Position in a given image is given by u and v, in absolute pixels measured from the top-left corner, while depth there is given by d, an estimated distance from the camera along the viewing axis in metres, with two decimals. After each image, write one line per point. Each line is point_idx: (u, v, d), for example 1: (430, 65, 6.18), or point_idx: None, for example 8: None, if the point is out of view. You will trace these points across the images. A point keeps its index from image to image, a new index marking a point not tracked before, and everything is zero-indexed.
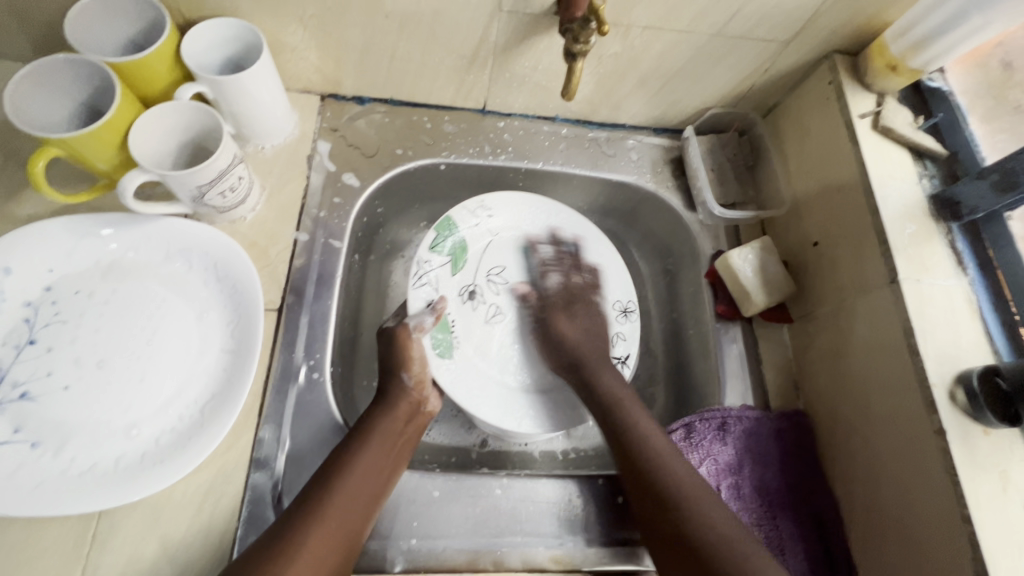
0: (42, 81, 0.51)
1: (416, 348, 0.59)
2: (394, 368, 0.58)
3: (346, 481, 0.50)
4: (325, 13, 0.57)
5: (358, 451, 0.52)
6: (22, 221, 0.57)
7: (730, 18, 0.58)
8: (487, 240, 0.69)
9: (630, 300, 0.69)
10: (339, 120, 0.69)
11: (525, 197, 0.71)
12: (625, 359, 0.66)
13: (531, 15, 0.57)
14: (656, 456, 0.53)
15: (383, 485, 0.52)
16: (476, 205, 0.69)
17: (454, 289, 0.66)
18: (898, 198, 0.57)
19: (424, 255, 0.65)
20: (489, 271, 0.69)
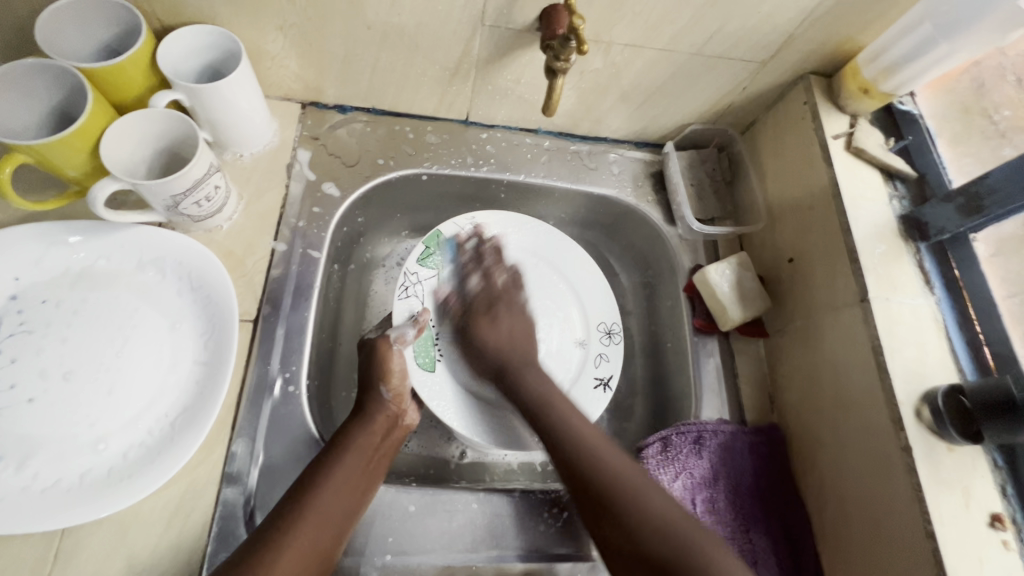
0: (11, 85, 0.50)
1: (396, 360, 0.58)
2: (372, 381, 0.57)
3: (320, 497, 0.49)
4: (306, 22, 0.56)
5: (333, 465, 0.51)
6: None
7: (708, 38, 0.59)
8: (477, 255, 0.69)
9: (615, 322, 0.69)
10: (320, 129, 0.69)
11: (512, 217, 0.71)
12: (607, 381, 0.65)
13: (513, 30, 0.58)
14: (627, 494, 0.48)
15: (358, 500, 0.51)
16: (466, 221, 0.69)
17: (440, 304, 0.66)
18: (869, 218, 0.58)
19: (413, 267, 0.66)
20: (478, 286, 0.69)
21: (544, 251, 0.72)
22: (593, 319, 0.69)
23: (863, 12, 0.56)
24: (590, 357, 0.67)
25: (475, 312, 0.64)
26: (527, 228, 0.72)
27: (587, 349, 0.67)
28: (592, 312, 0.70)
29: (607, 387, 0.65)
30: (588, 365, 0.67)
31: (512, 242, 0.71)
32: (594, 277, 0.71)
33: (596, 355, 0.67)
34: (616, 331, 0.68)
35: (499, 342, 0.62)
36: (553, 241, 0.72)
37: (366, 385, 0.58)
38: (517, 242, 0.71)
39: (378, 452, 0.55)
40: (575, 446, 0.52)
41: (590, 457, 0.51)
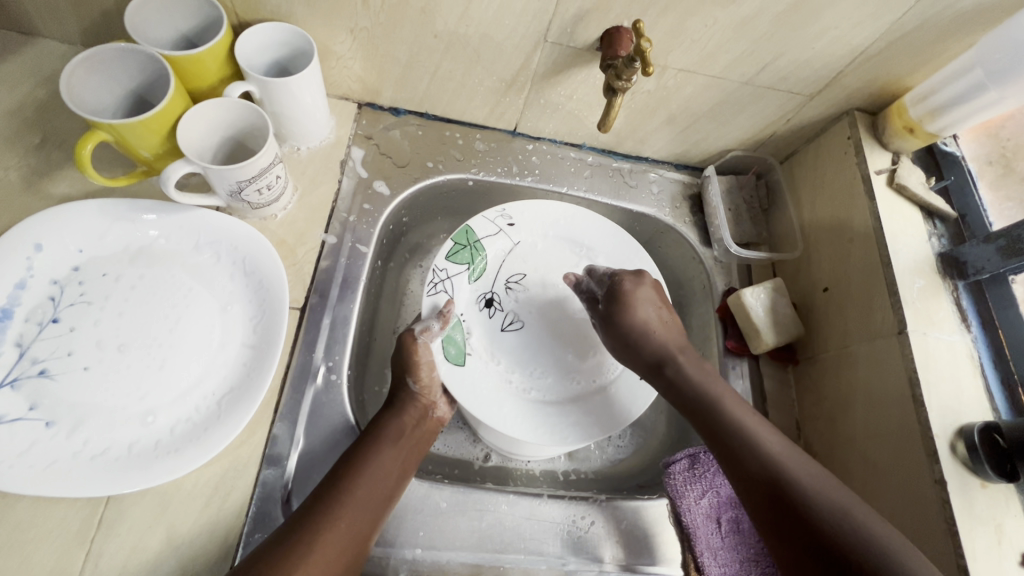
0: (99, 67, 0.52)
1: (422, 353, 0.59)
2: (402, 372, 0.59)
3: (360, 484, 0.50)
4: (376, 27, 0.59)
5: (373, 453, 0.52)
6: (56, 199, 0.58)
7: (761, 69, 0.61)
8: (508, 247, 0.69)
9: None
10: (374, 129, 0.71)
11: (550, 206, 0.70)
12: None
13: (574, 48, 0.60)
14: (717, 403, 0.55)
15: (395, 487, 0.53)
16: (496, 214, 0.69)
17: (469, 299, 0.66)
18: (909, 253, 0.59)
19: (441, 263, 0.65)
20: (510, 278, 0.68)
21: (582, 243, 0.70)
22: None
23: (914, 53, 0.58)
24: None
25: (624, 293, 0.60)
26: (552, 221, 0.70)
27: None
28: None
29: None
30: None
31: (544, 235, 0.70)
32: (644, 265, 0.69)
33: None
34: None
35: (652, 325, 0.59)
36: (594, 231, 0.70)
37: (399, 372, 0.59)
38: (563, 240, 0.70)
39: (412, 439, 0.56)
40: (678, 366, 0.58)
41: (693, 377, 0.57)
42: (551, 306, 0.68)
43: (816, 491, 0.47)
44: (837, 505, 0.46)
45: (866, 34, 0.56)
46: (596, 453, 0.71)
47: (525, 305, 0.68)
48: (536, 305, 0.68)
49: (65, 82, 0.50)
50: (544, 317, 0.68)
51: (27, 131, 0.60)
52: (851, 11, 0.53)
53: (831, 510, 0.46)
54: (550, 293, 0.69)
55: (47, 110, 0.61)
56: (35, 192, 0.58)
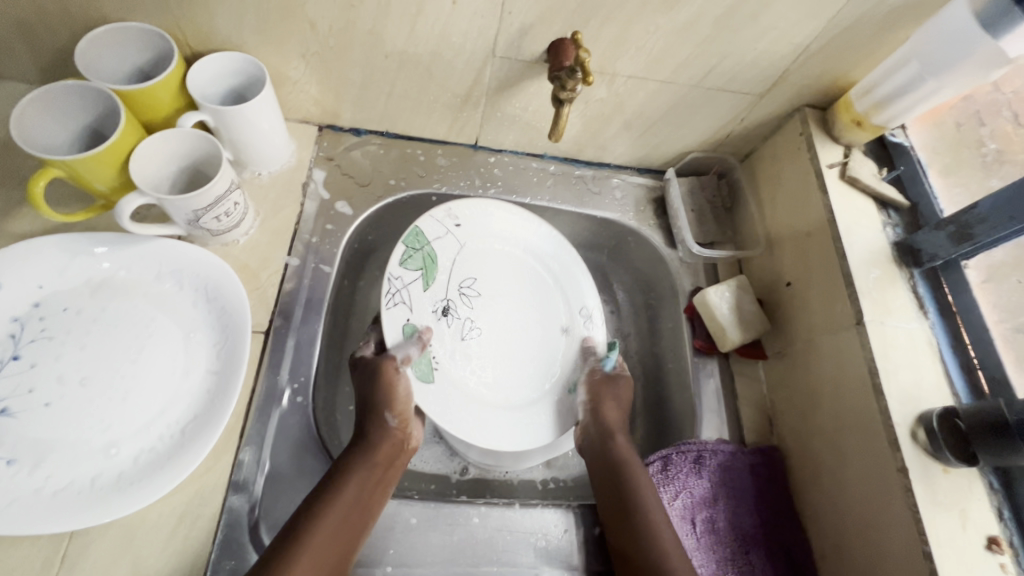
0: (51, 104, 0.53)
1: (400, 387, 0.57)
2: (377, 406, 0.56)
3: (323, 521, 0.49)
4: (328, 51, 0.60)
5: (337, 489, 0.51)
6: (16, 237, 0.58)
7: (708, 71, 0.62)
8: (457, 249, 0.68)
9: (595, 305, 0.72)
10: (335, 150, 0.72)
11: (493, 205, 0.70)
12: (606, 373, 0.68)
13: (523, 62, 0.61)
14: (639, 489, 0.56)
15: (359, 523, 0.51)
16: (443, 214, 0.67)
17: (426, 306, 0.65)
18: (863, 244, 0.60)
19: (395, 271, 0.63)
20: (461, 283, 0.68)
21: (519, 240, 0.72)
22: (573, 304, 0.72)
23: (854, 49, 0.59)
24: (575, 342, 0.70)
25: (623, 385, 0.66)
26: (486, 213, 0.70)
27: (571, 335, 0.71)
28: (576, 295, 0.72)
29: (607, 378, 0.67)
30: (573, 356, 0.69)
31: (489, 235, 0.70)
32: (574, 257, 0.73)
33: (585, 345, 0.70)
34: (595, 317, 0.71)
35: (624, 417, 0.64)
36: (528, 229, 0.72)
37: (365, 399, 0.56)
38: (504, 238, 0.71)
39: (381, 483, 0.54)
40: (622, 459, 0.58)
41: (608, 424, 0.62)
42: (503, 304, 0.70)
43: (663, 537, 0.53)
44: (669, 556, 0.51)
45: (805, 33, 0.57)
46: (574, 459, 0.71)
47: (482, 313, 0.68)
48: (491, 309, 0.69)
49: (16, 121, 0.51)
50: (497, 324, 0.69)
51: None
52: (787, 11, 0.55)
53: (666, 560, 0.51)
54: (501, 300, 0.70)
55: (7, 149, 0.62)
56: None
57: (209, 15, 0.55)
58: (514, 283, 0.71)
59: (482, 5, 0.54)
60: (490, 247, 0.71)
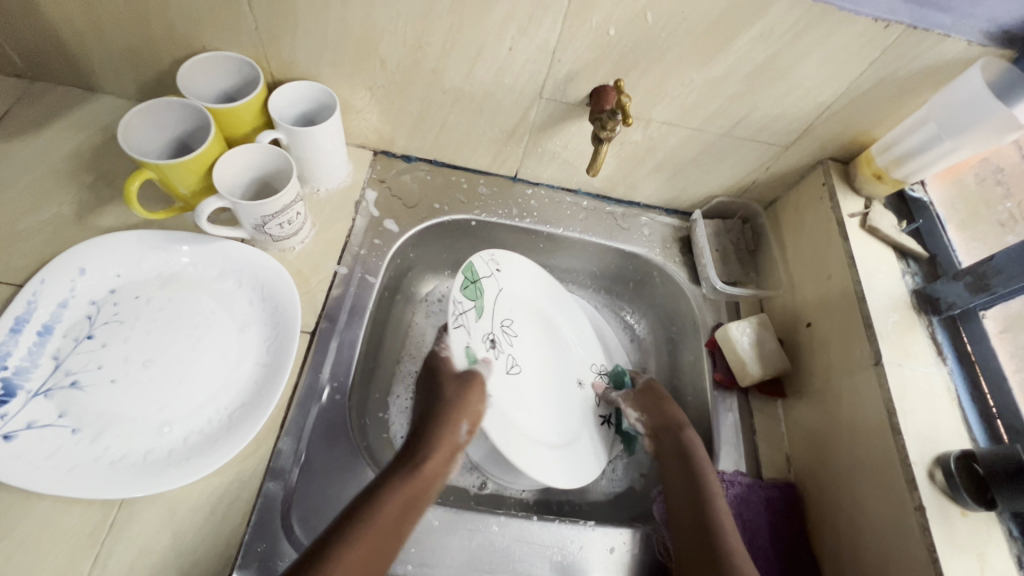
0: (152, 117, 0.60)
1: (477, 400, 0.62)
2: (454, 415, 0.60)
3: (357, 537, 0.49)
4: (392, 85, 0.67)
5: (377, 503, 0.51)
6: (100, 230, 0.65)
7: (737, 122, 0.68)
8: (496, 291, 0.72)
9: (603, 360, 0.79)
10: (387, 174, 0.78)
11: (529, 265, 0.77)
12: (609, 419, 0.74)
13: (566, 104, 0.67)
14: (713, 500, 0.59)
15: (393, 543, 0.50)
16: (490, 257, 0.72)
17: (480, 334, 0.68)
18: (882, 290, 0.63)
19: (457, 297, 0.67)
20: (503, 321, 0.71)
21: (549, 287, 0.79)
22: (588, 360, 0.78)
23: (874, 110, 0.64)
24: (590, 396, 0.75)
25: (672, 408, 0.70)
26: (524, 266, 0.76)
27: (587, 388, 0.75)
28: (585, 355, 0.78)
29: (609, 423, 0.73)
30: (591, 404, 0.74)
31: (527, 278, 0.76)
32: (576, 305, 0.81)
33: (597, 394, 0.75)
34: (605, 369, 0.78)
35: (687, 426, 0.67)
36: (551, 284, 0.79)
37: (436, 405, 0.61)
38: (545, 284, 0.79)
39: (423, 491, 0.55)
40: (706, 477, 0.61)
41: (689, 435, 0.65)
42: (537, 342, 0.74)
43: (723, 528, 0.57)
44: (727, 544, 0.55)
45: (827, 93, 0.62)
46: (590, 486, 0.73)
47: (520, 349, 0.72)
48: (528, 349, 0.73)
49: (122, 129, 0.58)
50: (535, 359, 0.73)
51: (81, 171, 0.69)
52: (811, 73, 0.60)
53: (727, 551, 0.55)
54: (534, 338, 0.74)
55: (100, 155, 0.70)
56: (83, 223, 0.65)
57: (295, 47, 0.63)
58: (542, 327, 0.76)
59: (535, 53, 0.61)
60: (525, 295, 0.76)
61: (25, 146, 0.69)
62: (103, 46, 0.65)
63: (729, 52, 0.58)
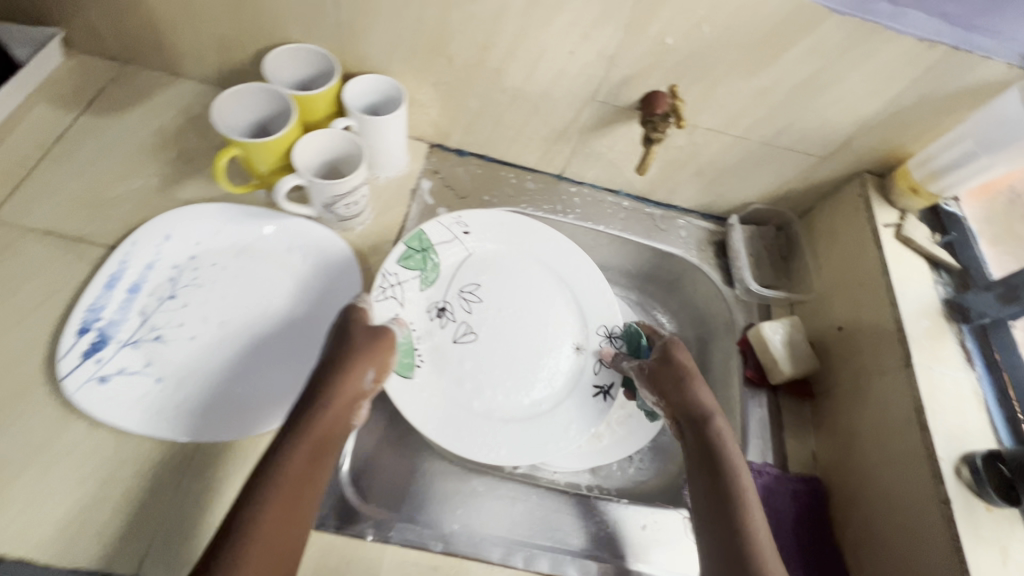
0: (240, 100, 0.66)
1: (389, 354, 0.59)
2: (354, 356, 0.57)
3: (271, 492, 0.48)
4: (456, 81, 0.72)
5: (287, 456, 0.50)
6: (181, 201, 0.70)
7: (779, 131, 0.71)
8: (462, 255, 0.75)
9: (616, 325, 0.75)
10: (441, 165, 0.83)
11: (501, 216, 0.77)
12: (608, 390, 0.71)
13: (618, 107, 0.72)
14: (739, 489, 0.55)
15: (309, 496, 0.50)
16: (452, 220, 0.75)
17: (423, 304, 0.72)
18: (914, 297, 0.65)
19: (391, 268, 0.70)
20: (463, 288, 0.74)
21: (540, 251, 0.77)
22: (591, 324, 0.75)
23: (913, 125, 0.67)
24: (588, 362, 0.73)
25: (694, 376, 0.63)
26: (500, 228, 0.77)
27: (585, 354, 0.73)
28: (591, 317, 0.75)
29: (606, 395, 0.70)
30: (588, 372, 0.72)
31: (496, 237, 0.77)
32: (580, 257, 0.77)
33: (596, 363, 0.72)
34: (616, 332, 0.74)
35: (710, 402, 0.61)
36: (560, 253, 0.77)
37: (329, 358, 0.57)
38: (524, 249, 0.77)
39: (331, 437, 0.53)
40: (735, 470, 0.56)
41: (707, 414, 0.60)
42: (510, 305, 0.74)
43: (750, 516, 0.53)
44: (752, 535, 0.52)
45: (868, 107, 0.66)
46: (618, 472, 0.76)
47: (479, 316, 0.73)
48: (489, 317, 0.73)
49: (214, 110, 0.64)
50: (495, 327, 0.73)
51: (164, 147, 0.74)
52: (854, 87, 0.64)
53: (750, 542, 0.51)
54: (505, 306, 0.74)
55: (181, 132, 0.76)
56: (166, 193, 0.70)
57: (371, 42, 0.68)
58: (524, 290, 0.75)
59: (594, 57, 0.65)
60: (497, 258, 0.76)
61: (115, 121, 0.74)
62: (194, 33, 0.71)
63: (779, 65, 0.62)
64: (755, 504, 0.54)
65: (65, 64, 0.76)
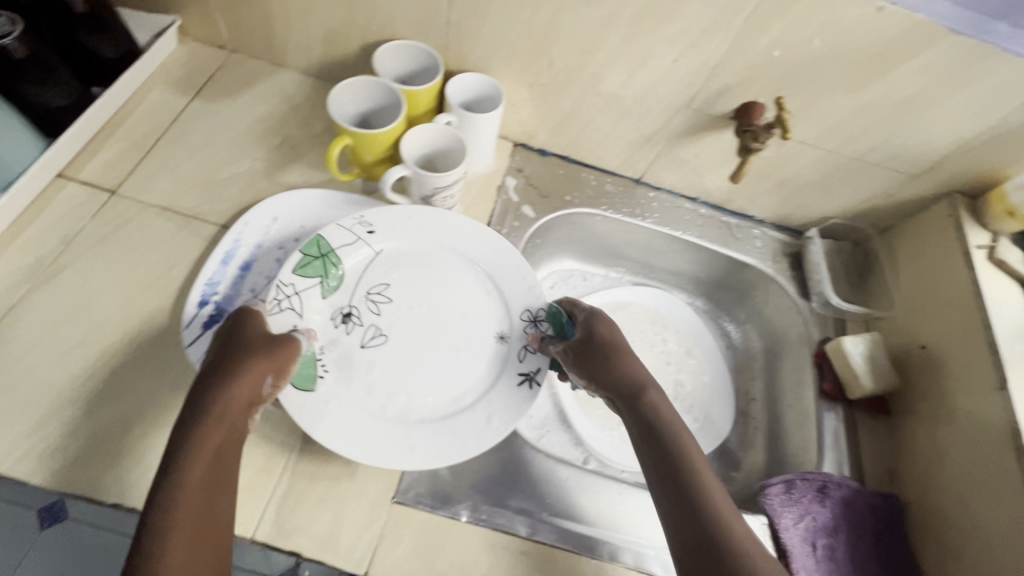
0: (352, 91, 0.69)
1: (292, 355, 0.54)
2: (250, 349, 0.52)
3: (172, 514, 0.42)
4: (552, 84, 0.74)
5: (182, 467, 0.44)
6: (284, 185, 0.74)
7: (872, 148, 0.71)
8: (369, 256, 0.67)
9: (540, 309, 0.67)
10: (525, 164, 0.85)
11: (411, 210, 0.69)
12: (533, 376, 0.63)
13: (711, 115, 0.73)
14: (699, 482, 0.49)
15: (213, 510, 0.45)
16: (354, 220, 0.67)
17: (327, 311, 0.63)
18: (1007, 320, 0.65)
19: (288, 278, 0.62)
20: (370, 288, 0.66)
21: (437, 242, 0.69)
22: (513, 309, 0.67)
23: (1014, 148, 0.67)
24: (514, 350, 0.65)
25: (620, 355, 0.59)
26: (411, 225, 0.69)
27: (510, 343, 0.65)
28: (512, 304, 0.67)
29: (533, 382, 0.62)
30: (512, 359, 0.64)
31: (410, 232, 0.68)
32: (500, 242, 0.69)
33: (523, 350, 0.64)
34: (542, 315, 0.66)
35: (653, 382, 0.57)
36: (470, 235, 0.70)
37: (229, 351, 0.52)
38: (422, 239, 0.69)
39: (230, 442, 0.48)
40: (693, 462, 0.51)
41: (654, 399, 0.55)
42: (422, 304, 0.67)
43: (717, 505, 0.48)
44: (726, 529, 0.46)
45: (969, 128, 0.66)
46: None
47: (390, 316, 0.65)
48: (401, 316, 0.65)
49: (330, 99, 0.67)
50: (408, 327, 0.65)
51: (267, 133, 0.78)
52: (958, 107, 0.64)
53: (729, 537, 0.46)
54: (415, 300, 0.67)
55: (283, 120, 0.79)
56: (271, 178, 0.74)
57: (476, 42, 0.71)
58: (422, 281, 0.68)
59: (697, 66, 0.67)
60: (415, 254, 0.69)
61: (222, 106, 0.78)
62: (305, 26, 0.74)
63: (885, 81, 0.63)
64: (722, 496, 0.49)
65: (179, 51, 0.81)
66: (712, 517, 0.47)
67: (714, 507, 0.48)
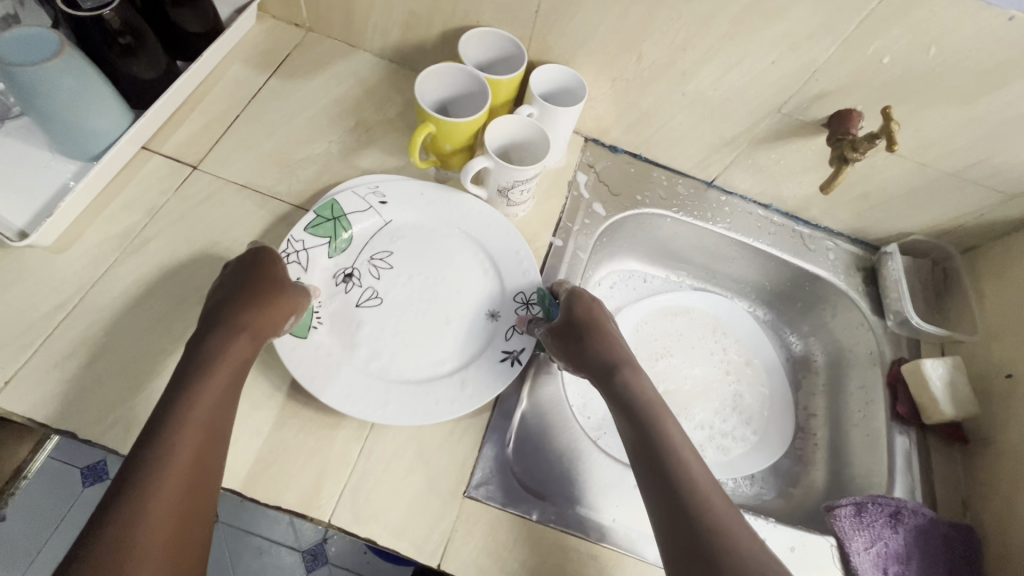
0: (437, 75, 0.68)
1: (302, 302, 0.58)
2: (265, 293, 0.55)
3: (181, 444, 0.46)
4: (637, 80, 0.72)
5: (194, 399, 0.48)
6: (360, 169, 0.73)
7: (971, 164, 0.68)
8: (377, 225, 0.68)
9: (533, 292, 0.66)
10: (597, 161, 0.83)
11: (422, 185, 0.70)
12: (517, 354, 0.62)
13: (801, 121, 0.70)
14: (681, 463, 0.50)
15: (218, 444, 0.48)
16: (367, 190, 0.69)
17: (330, 270, 0.65)
18: None
19: (298, 234, 0.64)
20: (374, 254, 0.67)
21: (440, 221, 0.70)
22: (507, 291, 0.66)
23: None
24: (501, 330, 0.64)
25: (601, 333, 0.60)
26: (420, 201, 0.70)
27: (498, 323, 0.65)
28: (510, 287, 0.67)
29: (515, 361, 0.61)
30: (498, 337, 0.63)
31: (418, 208, 0.69)
32: (505, 227, 0.69)
33: (510, 329, 0.64)
34: (533, 298, 0.66)
35: (629, 361, 0.58)
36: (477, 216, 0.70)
37: (233, 294, 0.55)
38: (433, 217, 0.70)
39: (239, 377, 0.52)
40: (674, 442, 0.52)
41: (631, 378, 0.57)
42: (416, 275, 0.67)
43: (698, 485, 0.49)
44: (703, 505, 0.48)
45: None
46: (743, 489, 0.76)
47: (389, 281, 0.66)
48: (399, 284, 0.66)
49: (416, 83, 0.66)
50: (406, 293, 0.65)
51: (342, 115, 0.77)
52: None
53: (708, 514, 0.47)
54: (413, 269, 0.67)
55: (357, 102, 0.78)
56: (346, 160, 0.74)
57: (564, 33, 0.69)
58: (425, 256, 0.68)
59: (795, 70, 0.64)
60: (418, 229, 0.69)
61: (299, 85, 0.78)
62: (388, 9, 0.73)
63: (1000, 95, 0.60)
64: (703, 478, 0.50)
65: (258, 27, 0.81)
66: (691, 496, 0.48)
67: (696, 487, 0.49)
